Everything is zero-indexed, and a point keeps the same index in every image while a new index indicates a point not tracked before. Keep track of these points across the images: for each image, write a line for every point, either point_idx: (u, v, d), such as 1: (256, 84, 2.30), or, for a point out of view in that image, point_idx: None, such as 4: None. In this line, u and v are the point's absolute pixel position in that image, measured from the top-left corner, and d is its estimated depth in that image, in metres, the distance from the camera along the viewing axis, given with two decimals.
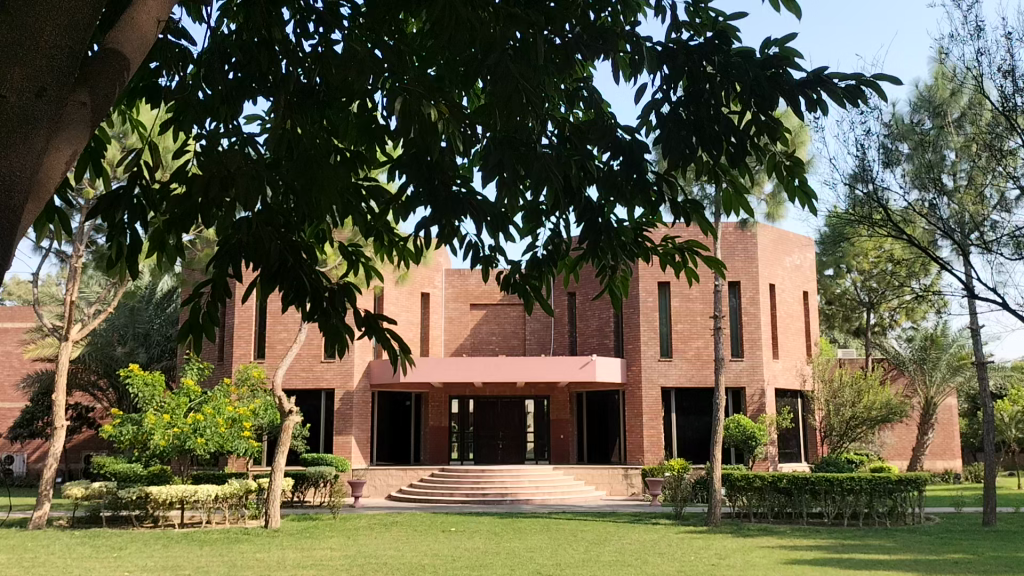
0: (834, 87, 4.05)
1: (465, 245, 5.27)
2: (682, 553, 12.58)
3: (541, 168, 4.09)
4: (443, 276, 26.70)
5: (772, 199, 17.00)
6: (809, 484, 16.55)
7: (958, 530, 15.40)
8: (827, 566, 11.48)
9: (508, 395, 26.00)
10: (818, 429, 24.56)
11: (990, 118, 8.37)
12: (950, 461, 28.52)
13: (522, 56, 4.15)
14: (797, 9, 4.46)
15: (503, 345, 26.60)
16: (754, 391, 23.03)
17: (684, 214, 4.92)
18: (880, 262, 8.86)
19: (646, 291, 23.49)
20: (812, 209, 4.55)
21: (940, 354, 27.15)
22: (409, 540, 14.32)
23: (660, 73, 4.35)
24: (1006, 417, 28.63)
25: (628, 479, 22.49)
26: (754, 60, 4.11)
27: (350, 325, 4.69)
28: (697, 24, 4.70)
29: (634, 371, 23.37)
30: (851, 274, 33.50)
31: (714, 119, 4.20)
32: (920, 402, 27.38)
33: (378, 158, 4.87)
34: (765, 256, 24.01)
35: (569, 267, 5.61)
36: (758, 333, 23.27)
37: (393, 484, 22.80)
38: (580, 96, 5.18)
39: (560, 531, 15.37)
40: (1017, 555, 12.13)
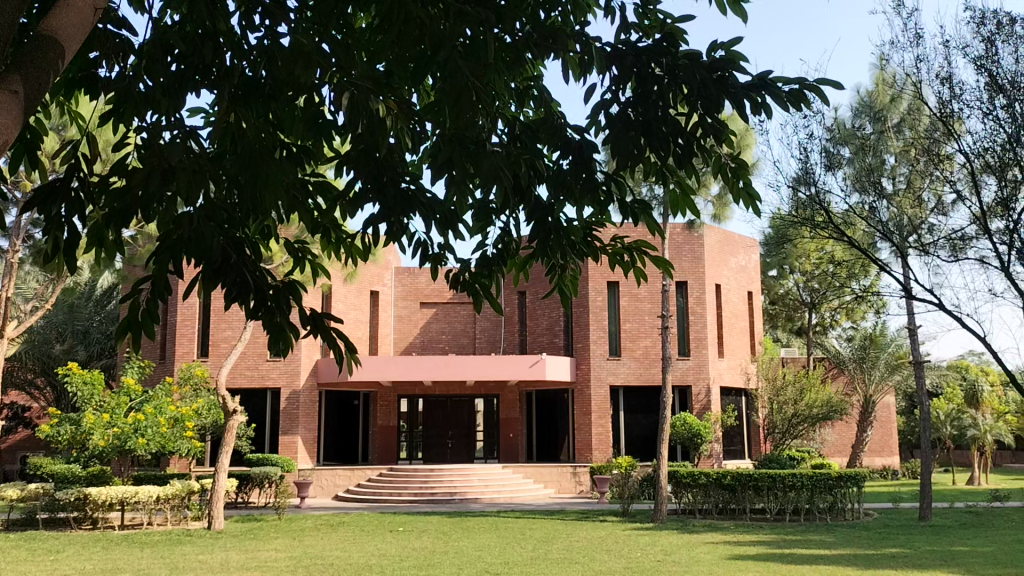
0: (778, 92, 4.13)
1: (413, 243, 5.24)
2: (628, 550, 12.70)
3: (491, 167, 4.10)
4: (393, 275, 26.53)
5: (718, 200, 17.24)
6: (752, 480, 16.85)
7: (896, 525, 15.80)
8: (770, 561, 11.68)
9: (456, 394, 25.90)
10: (761, 426, 25.01)
11: (929, 123, 7.70)
12: (888, 459, 29.36)
13: (472, 55, 4.14)
14: (744, 14, 4.55)
15: (453, 343, 26.57)
16: (700, 390, 23.36)
17: (632, 214, 4.96)
18: (822, 263, 8.97)
19: (595, 291, 23.67)
20: (756, 210, 4.63)
21: (879, 353, 27.60)
22: (356, 540, 14.20)
23: (609, 73, 4.38)
24: (941, 415, 29.52)
25: (576, 477, 22.62)
26: (701, 62, 4.14)
27: (295, 324, 4.64)
28: (645, 26, 4.76)
29: (583, 370, 23.50)
30: (793, 274, 34.29)
31: (662, 121, 4.23)
32: (859, 400, 28.08)
33: (326, 154, 4.82)
34: (712, 256, 24.36)
35: (518, 267, 5.63)
36: (704, 332, 23.62)
37: (340, 484, 22.56)
38: (529, 95, 5.20)
39: (507, 530, 15.39)
40: (951, 549, 12.50)
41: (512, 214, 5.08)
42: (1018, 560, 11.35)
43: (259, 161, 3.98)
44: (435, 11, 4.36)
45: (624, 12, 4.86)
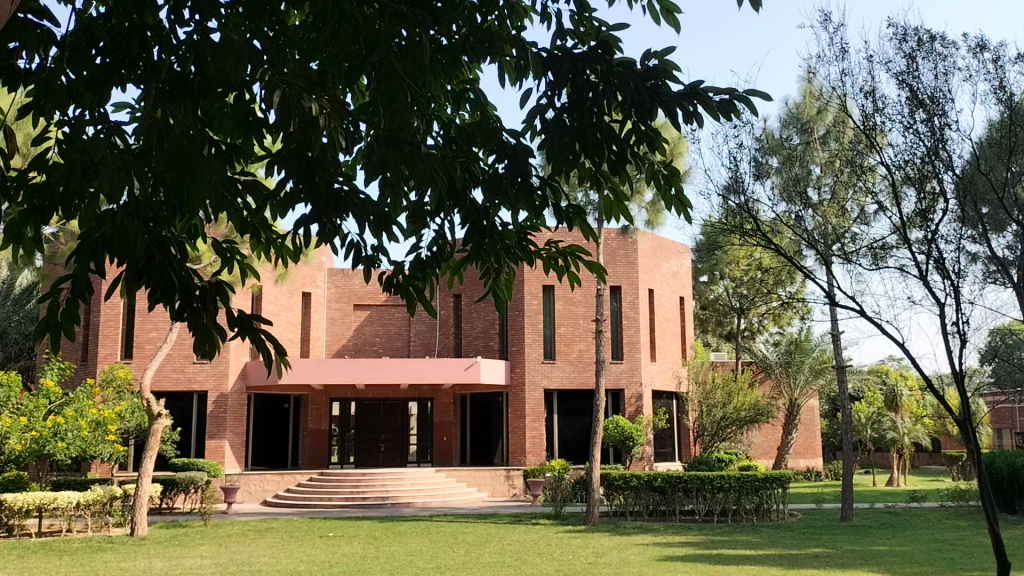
0: (709, 101, 4.22)
1: (346, 245, 5.18)
2: (560, 553, 12.78)
3: (425, 169, 4.09)
4: (326, 276, 26.21)
5: (652, 207, 17.48)
6: (681, 482, 17.15)
7: (819, 525, 16.25)
8: (698, 562, 11.88)
9: (390, 397, 25.76)
10: (691, 429, 25.48)
11: (853, 135, 6.87)
12: (812, 460, 30.14)
13: (408, 55, 4.13)
14: (676, 23, 4.65)
15: (387, 346, 26.36)
16: (632, 394, 23.65)
17: (567, 219, 5.00)
18: (752, 268, 8.92)
19: (531, 294, 23.78)
20: (687, 217, 4.72)
21: (804, 358, 28.31)
22: (285, 546, 13.94)
23: (545, 78, 4.41)
24: (862, 418, 30.45)
25: (510, 480, 22.68)
26: (635, 70, 4.22)
27: (222, 325, 4.53)
28: (580, 33, 4.83)
29: (517, 373, 23.55)
30: (724, 280, 35.19)
31: (596, 127, 4.29)
32: (785, 403, 28.86)
33: (256, 152, 4.73)
34: (645, 262, 24.71)
35: (453, 270, 5.60)
36: (637, 336, 23.94)
37: (269, 489, 22.14)
38: (466, 98, 5.23)
39: (439, 534, 15.33)
40: (871, 549, 12.92)
41: (448, 217, 5.07)
42: (932, 558, 11.79)
43: (186, 158, 3.90)
44: (370, 11, 4.33)
45: (561, 19, 4.91)
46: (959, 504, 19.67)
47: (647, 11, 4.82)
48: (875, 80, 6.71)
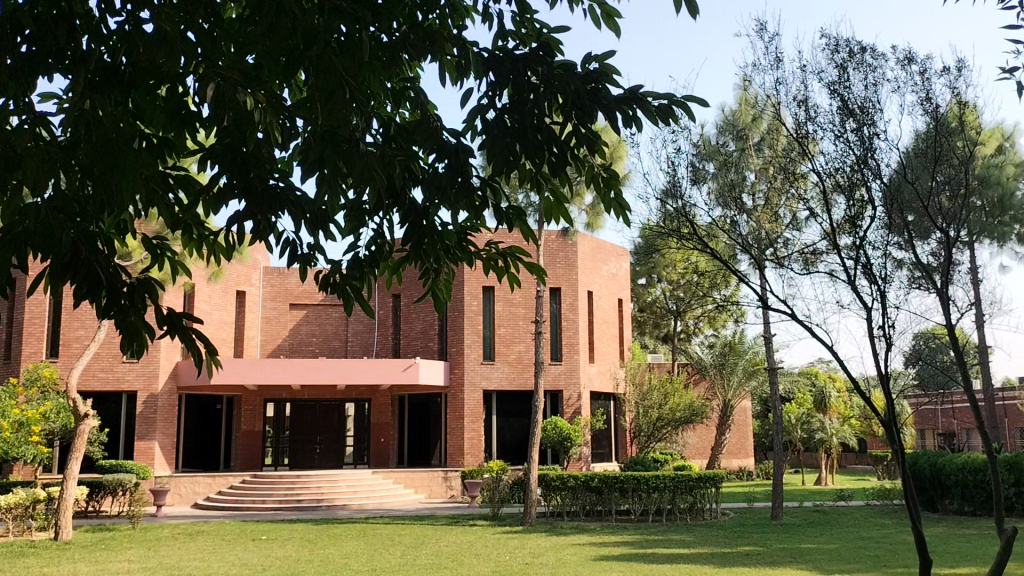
0: (648, 105, 4.27)
1: (281, 243, 5.08)
2: (497, 553, 12.78)
3: (364, 167, 4.05)
4: (261, 275, 25.75)
5: (591, 209, 17.65)
6: (618, 483, 17.31)
7: (751, 524, 16.61)
8: (634, 562, 11.99)
9: (327, 399, 25.48)
10: (628, 430, 25.77)
11: (787, 142, 6.28)
12: (744, 460, 30.80)
13: (348, 52, 4.08)
14: (616, 28, 4.70)
15: (323, 346, 26.04)
16: (571, 395, 23.79)
17: (506, 220, 5.00)
18: (689, 272, 8.81)
19: (471, 295, 23.73)
20: (626, 220, 4.76)
21: (737, 360, 28.91)
22: (216, 550, 13.63)
23: (486, 78, 4.40)
24: (792, 418, 31.20)
25: (447, 481, 22.60)
26: (576, 73, 4.26)
27: (151, 323, 4.40)
28: (522, 34, 4.83)
29: (456, 374, 23.48)
30: (661, 283, 35.77)
31: (537, 128, 4.28)
32: (719, 405, 29.40)
33: (189, 147, 4.61)
34: (585, 263, 24.89)
35: (392, 270, 5.55)
36: (576, 338, 24.10)
37: (200, 492, 21.63)
38: (406, 96, 5.19)
39: (375, 536, 15.17)
40: (800, 547, 13.24)
41: (387, 216, 5.01)
42: (859, 556, 12.13)
43: (116, 151, 3.79)
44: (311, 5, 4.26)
45: (502, 20, 4.91)
46: (884, 503, 20.31)
47: (587, 15, 4.85)
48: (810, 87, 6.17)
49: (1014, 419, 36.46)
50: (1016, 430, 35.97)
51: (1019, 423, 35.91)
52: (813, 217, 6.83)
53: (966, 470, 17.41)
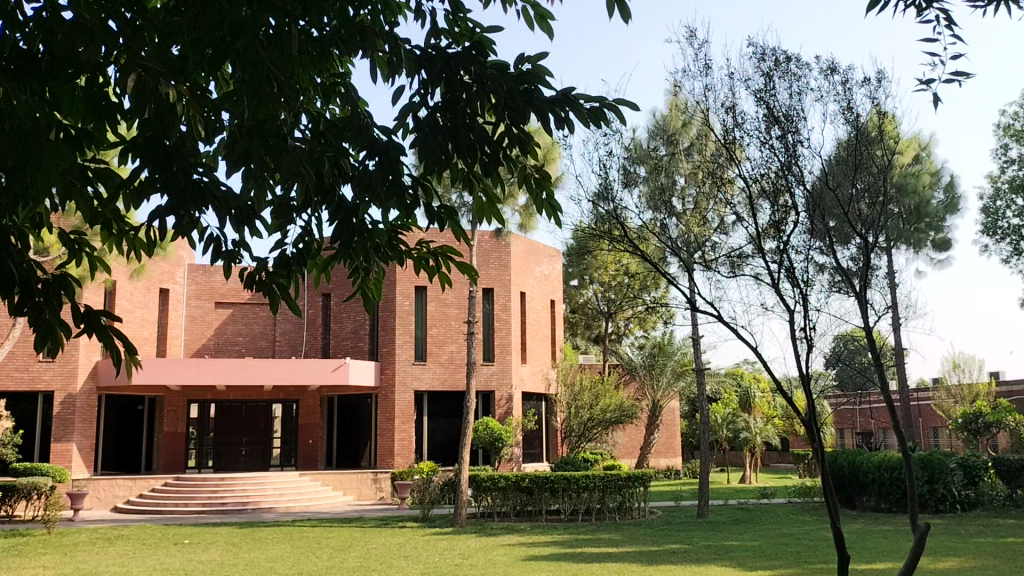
0: (579, 108, 4.30)
1: (204, 239, 4.93)
2: (426, 555, 12.69)
3: (292, 163, 3.98)
4: (186, 272, 25.08)
5: (525, 210, 17.72)
6: (549, 483, 17.37)
7: (677, 522, 16.92)
8: (563, 561, 12.06)
9: (253, 399, 24.95)
10: (558, 430, 25.93)
11: (714, 147, 6.23)
12: (672, 459, 31.36)
13: (277, 46, 3.98)
14: (549, 30, 4.70)
15: (250, 346, 25.53)
16: (502, 395, 23.81)
17: (438, 220, 4.96)
18: (618, 274, 8.74)
19: (402, 295, 23.57)
20: (558, 221, 4.77)
21: (666, 361, 29.35)
22: (137, 554, 13.19)
23: (419, 76, 4.36)
24: (719, 418, 31.85)
25: (377, 483, 22.39)
26: (508, 73, 4.26)
27: (66, 321, 4.23)
28: (455, 33, 4.80)
29: (387, 375, 23.27)
30: (593, 285, 36.15)
31: (469, 128, 4.27)
32: (648, 405, 29.84)
33: (109, 139, 4.44)
34: (517, 264, 24.95)
35: (320, 268, 5.44)
36: (508, 339, 24.14)
37: (120, 495, 20.91)
38: (336, 92, 5.08)
39: (302, 539, 14.92)
40: (725, 544, 13.52)
41: (316, 213, 4.90)
42: (780, 552, 12.45)
43: (31, 141, 3.64)
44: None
45: (435, 18, 4.87)
46: (805, 500, 20.89)
47: (521, 16, 4.85)
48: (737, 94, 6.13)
49: (928, 419, 38.04)
50: (929, 429, 37.54)
51: (932, 423, 37.48)
52: (738, 221, 6.84)
53: (882, 468, 18.06)
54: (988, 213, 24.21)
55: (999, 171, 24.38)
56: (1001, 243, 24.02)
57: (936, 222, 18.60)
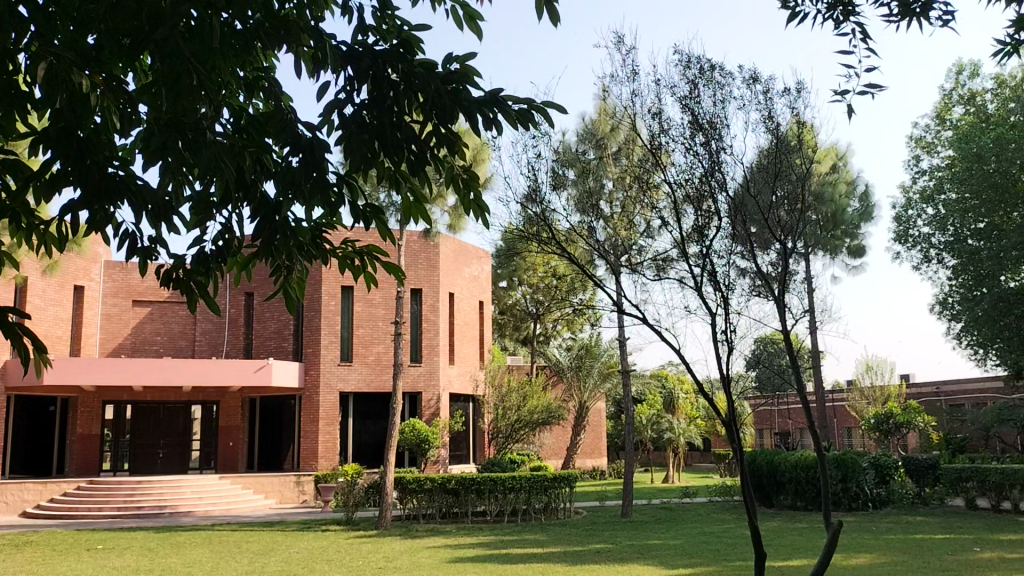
0: (507, 109, 4.30)
1: (119, 234, 4.75)
2: (350, 559, 12.53)
3: (212, 158, 3.86)
4: (102, 269, 24.21)
5: (454, 211, 17.67)
6: (475, 484, 17.34)
7: (602, 522, 17.12)
8: (489, 562, 12.08)
9: (171, 400, 24.22)
10: (486, 431, 25.93)
11: (641, 152, 6.24)
12: (597, 460, 31.74)
13: (197, 37, 3.85)
14: (478, 30, 4.68)
15: (168, 346, 24.77)
16: (430, 397, 23.69)
17: (364, 218, 4.87)
18: (546, 276, 8.67)
19: (328, 294, 23.23)
20: (485, 222, 4.75)
21: (593, 363, 29.63)
22: (46, 561, 12.68)
23: (345, 73, 4.28)
24: (643, 420, 32.30)
25: (300, 486, 22.04)
26: (436, 72, 4.23)
27: None
28: (382, 30, 4.74)
29: (312, 376, 22.91)
30: (521, 287, 36.28)
31: (397, 126, 4.21)
32: (575, 406, 30.10)
33: (17, 128, 4.22)
34: (446, 264, 24.84)
35: (241, 266, 5.27)
36: (436, 340, 24.04)
37: (29, 500, 20.05)
38: (260, 85, 4.94)
39: (221, 543, 14.56)
40: (648, 543, 13.73)
41: (237, 210, 4.75)
42: (700, 550, 12.72)
43: None
44: None
45: (363, 13, 4.80)
46: (725, 499, 21.39)
47: (449, 16, 4.82)
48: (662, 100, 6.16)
49: (842, 420, 39.39)
50: (843, 429, 38.87)
51: (846, 424, 38.82)
52: (663, 225, 6.86)
53: (798, 468, 18.61)
54: (901, 222, 25.19)
55: (911, 182, 25.42)
56: (912, 250, 25.04)
57: (851, 229, 19.27)
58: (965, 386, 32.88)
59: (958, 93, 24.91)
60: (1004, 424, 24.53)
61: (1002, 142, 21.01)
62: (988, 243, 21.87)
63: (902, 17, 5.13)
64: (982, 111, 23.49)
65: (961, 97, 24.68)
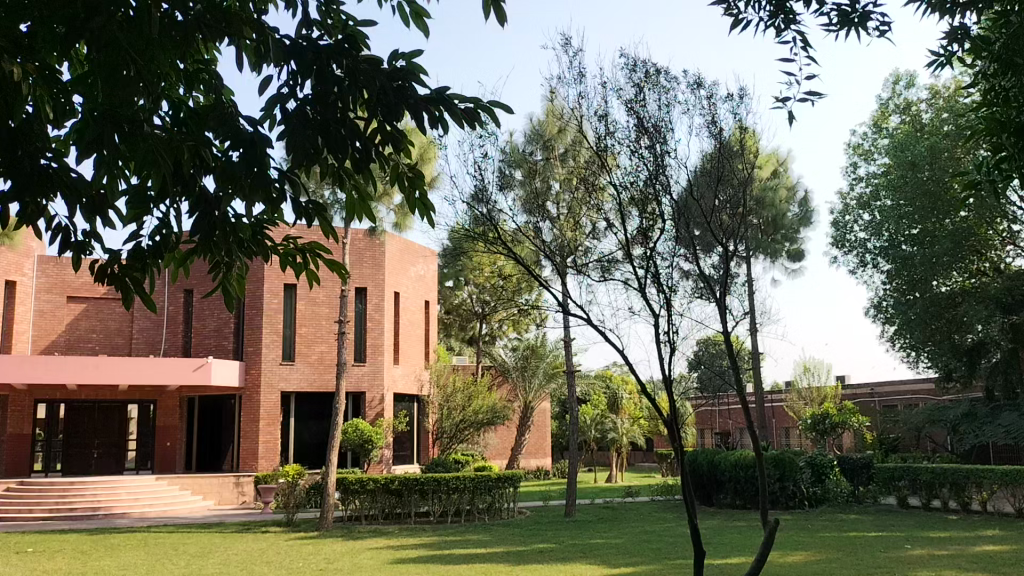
0: (453, 108, 4.27)
1: (51, 228, 4.60)
2: (289, 560, 12.36)
3: (148, 151, 3.74)
4: (35, 264, 23.48)
5: (400, 209, 17.56)
6: (418, 485, 17.25)
7: (545, 522, 17.18)
8: (431, 563, 12.01)
9: (107, 399, 23.59)
10: (430, 431, 25.81)
11: (587, 154, 6.23)
12: (542, 459, 31.87)
13: (135, 28, 3.74)
14: (424, 28, 4.65)
15: (104, 344, 24.11)
16: (374, 397, 23.50)
17: (306, 215, 4.78)
18: (493, 276, 8.60)
19: (271, 293, 22.88)
20: (430, 221, 4.71)
21: (538, 363, 29.71)
22: None
23: (288, 68, 4.20)
24: (587, 420, 32.55)
25: (239, 487, 21.67)
26: (381, 70, 4.20)
27: None
28: (327, 25, 4.68)
29: (252, 375, 22.54)
30: (468, 286, 36.20)
31: (340, 123, 4.15)
32: (520, 406, 30.17)
33: None
34: (391, 264, 24.66)
35: (178, 262, 5.14)
36: (381, 339, 23.85)
37: None
38: (200, 79, 4.83)
39: (157, 546, 14.22)
40: (590, 543, 13.82)
41: (176, 204, 4.62)
42: (641, 549, 12.86)
43: None
44: None
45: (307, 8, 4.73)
46: (667, 498, 21.65)
47: (396, 12, 4.77)
48: (607, 102, 6.16)
49: (780, 420, 40.26)
50: (781, 429, 39.71)
51: (784, 424, 39.64)
52: (609, 227, 6.83)
53: (738, 467, 18.96)
54: (838, 227, 25.82)
55: (849, 188, 26.11)
56: (848, 254, 25.70)
57: (790, 233, 19.72)
58: (897, 387, 33.88)
59: (895, 102, 25.65)
60: (934, 424, 25.34)
61: (935, 151, 21.69)
62: (921, 249, 22.51)
63: (842, 27, 5.25)
64: (917, 120, 24.23)
65: (898, 106, 25.44)
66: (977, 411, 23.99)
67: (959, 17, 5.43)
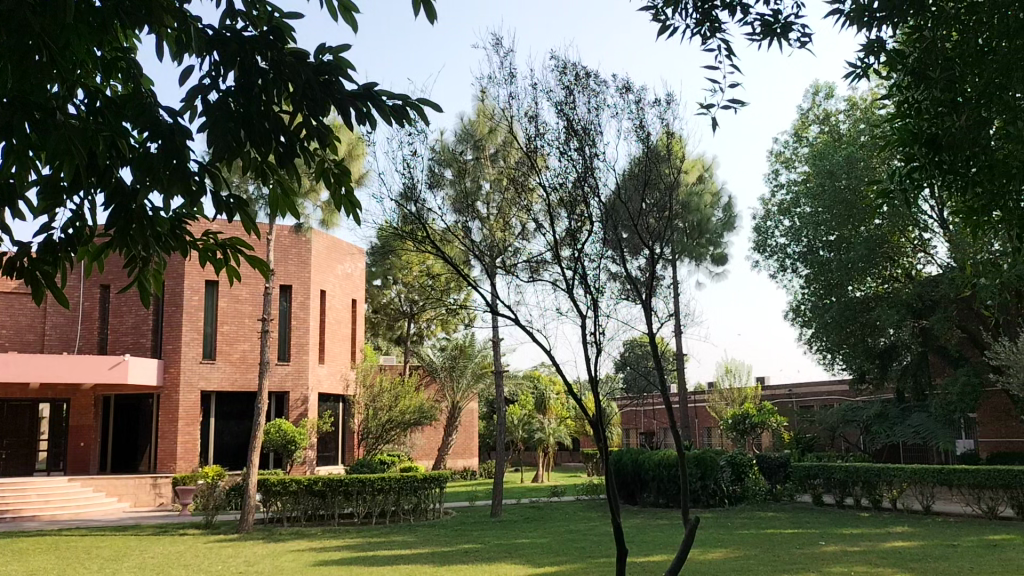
0: (380, 104, 4.21)
1: None
2: (207, 563, 12.04)
3: (59, 140, 3.54)
4: None
5: (327, 206, 17.28)
6: (342, 486, 17.02)
7: (471, 522, 17.15)
8: (354, 564, 11.85)
9: (16, 398, 22.60)
10: (355, 431, 25.47)
11: (517, 154, 6.20)
12: (468, 460, 31.84)
13: (48, 13, 3.55)
14: (351, 22, 4.57)
15: (14, 341, 23.10)
16: (298, 396, 23.08)
17: (227, 210, 4.63)
18: (421, 275, 8.47)
19: (192, 290, 22.25)
20: (355, 218, 4.62)
21: (467, 363, 29.64)
22: None
23: (210, 58, 4.06)
24: (514, 420, 32.74)
25: (157, 489, 21.04)
26: (307, 63, 4.10)
27: None
28: (252, 16, 4.56)
29: (171, 373, 21.89)
30: (396, 285, 35.93)
31: (263, 115, 4.03)
32: (447, 406, 30.06)
33: None
34: (317, 262, 24.27)
35: (92, 256, 4.92)
36: (306, 337, 23.45)
37: None
38: (118, 67, 4.64)
39: (67, 549, 13.69)
40: (515, 543, 13.86)
41: (90, 195, 4.42)
42: (566, 548, 12.94)
43: None
44: None
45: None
46: (592, 498, 21.89)
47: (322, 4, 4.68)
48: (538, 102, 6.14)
49: (702, 420, 41.19)
50: (703, 429, 40.62)
51: (706, 424, 40.47)
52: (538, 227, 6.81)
53: (661, 466, 19.30)
54: (760, 232, 26.54)
55: (770, 195, 26.88)
56: (769, 259, 26.41)
57: (715, 238, 20.18)
58: (815, 389, 34.96)
59: (814, 113, 26.53)
60: (848, 424, 26.25)
61: (852, 161, 22.50)
62: (837, 255, 23.25)
63: (765, 37, 5.38)
64: (835, 131, 25.10)
65: (817, 117, 26.31)
66: (887, 412, 24.96)
67: (876, 32, 5.60)
